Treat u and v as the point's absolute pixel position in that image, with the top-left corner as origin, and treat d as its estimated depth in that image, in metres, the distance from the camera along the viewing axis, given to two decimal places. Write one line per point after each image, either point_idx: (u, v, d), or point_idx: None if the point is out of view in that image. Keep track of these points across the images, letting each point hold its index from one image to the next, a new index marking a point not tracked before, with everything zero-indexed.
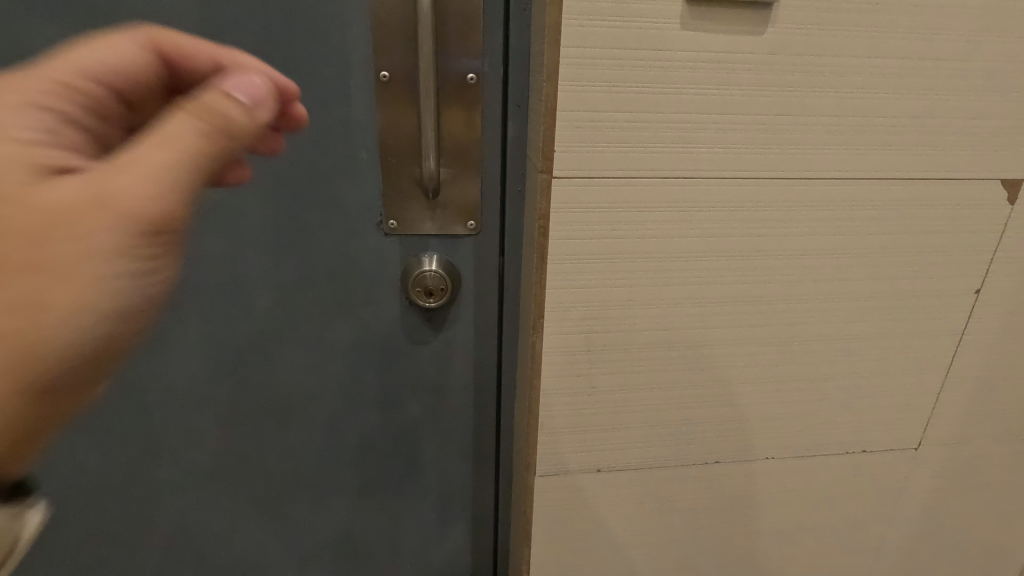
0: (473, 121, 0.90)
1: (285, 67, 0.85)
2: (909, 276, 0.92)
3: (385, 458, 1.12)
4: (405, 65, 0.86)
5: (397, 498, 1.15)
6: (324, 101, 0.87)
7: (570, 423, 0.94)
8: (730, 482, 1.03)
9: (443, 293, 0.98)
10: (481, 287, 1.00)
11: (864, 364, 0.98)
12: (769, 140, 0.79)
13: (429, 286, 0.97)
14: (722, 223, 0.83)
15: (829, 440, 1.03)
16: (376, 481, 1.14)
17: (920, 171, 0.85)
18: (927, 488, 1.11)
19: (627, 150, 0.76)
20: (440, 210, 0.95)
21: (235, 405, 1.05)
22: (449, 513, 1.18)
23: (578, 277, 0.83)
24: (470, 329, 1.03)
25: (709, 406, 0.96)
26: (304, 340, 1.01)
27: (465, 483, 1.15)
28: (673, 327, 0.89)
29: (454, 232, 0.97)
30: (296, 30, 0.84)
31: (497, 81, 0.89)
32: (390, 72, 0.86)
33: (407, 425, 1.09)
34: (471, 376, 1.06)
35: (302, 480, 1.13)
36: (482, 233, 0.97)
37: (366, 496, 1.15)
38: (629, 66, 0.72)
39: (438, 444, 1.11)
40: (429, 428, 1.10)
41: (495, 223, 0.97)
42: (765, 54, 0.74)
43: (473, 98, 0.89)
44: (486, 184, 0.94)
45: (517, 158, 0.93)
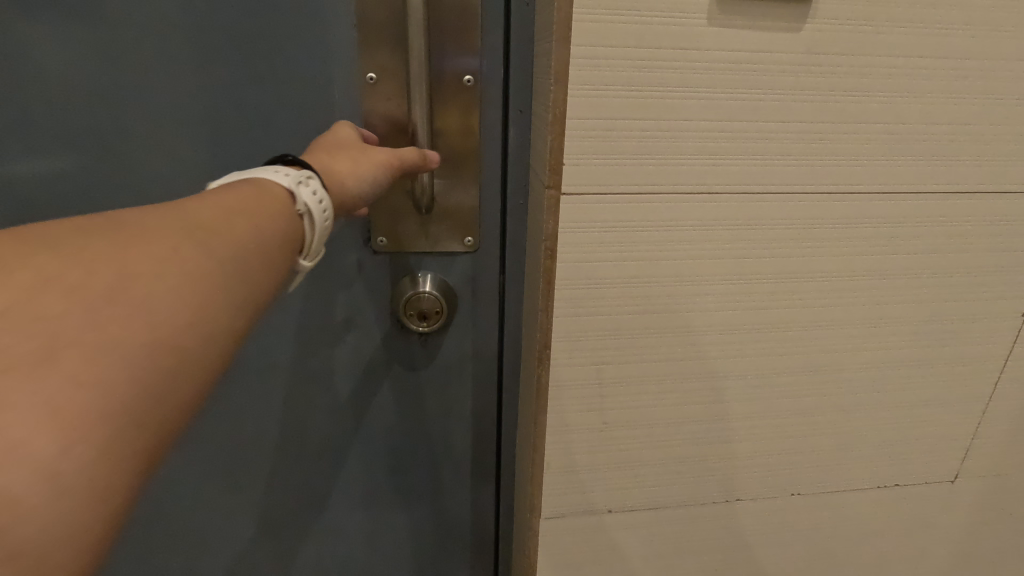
0: (471, 127, 0.81)
1: (266, 66, 0.76)
2: (951, 298, 0.84)
3: (376, 494, 1.02)
4: (395, 65, 0.77)
5: (390, 537, 1.06)
6: (312, 101, 0.78)
7: (579, 461, 0.85)
8: (752, 521, 0.95)
9: (437, 316, 0.88)
10: (479, 308, 0.91)
11: (900, 392, 0.90)
12: (803, 150, 0.70)
13: (423, 309, 0.87)
14: (749, 243, 0.74)
15: (859, 474, 0.95)
16: (366, 521, 1.04)
17: (967, 183, 0.76)
18: (959, 523, 1.03)
19: (645, 162, 0.67)
20: (434, 225, 0.86)
21: (217, 438, 0.95)
22: (446, 552, 1.08)
23: (589, 302, 0.74)
24: (467, 354, 0.94)
25: (731, 440, 0.88)
26: (290, 367, 0.91)
27: (464, 521, 1.05)
28: (692, 357, 0.80)
29: (450, 250, 0.88)
30: (279, 24, 0.75)
31: (497, 83, 0.80)
32: (378, 73, 0.77)
33: (400, 460, 0.99)
34: (470, 405, 0.97)
35: (292, 520, 1.02)
36: (481, 250, 0.88)
37: (356, 536, 1.05)
38: (648, 67, 0.63)
39: (434, 479, 1.02)
40: (424, 462, 1.00)
41: (494, 239, 0.88)
42: (802, 53, 0.65)
43: (471, 101, 0.80)
44: (485, 197, 0.86)
45: (520, 168, 0.84)
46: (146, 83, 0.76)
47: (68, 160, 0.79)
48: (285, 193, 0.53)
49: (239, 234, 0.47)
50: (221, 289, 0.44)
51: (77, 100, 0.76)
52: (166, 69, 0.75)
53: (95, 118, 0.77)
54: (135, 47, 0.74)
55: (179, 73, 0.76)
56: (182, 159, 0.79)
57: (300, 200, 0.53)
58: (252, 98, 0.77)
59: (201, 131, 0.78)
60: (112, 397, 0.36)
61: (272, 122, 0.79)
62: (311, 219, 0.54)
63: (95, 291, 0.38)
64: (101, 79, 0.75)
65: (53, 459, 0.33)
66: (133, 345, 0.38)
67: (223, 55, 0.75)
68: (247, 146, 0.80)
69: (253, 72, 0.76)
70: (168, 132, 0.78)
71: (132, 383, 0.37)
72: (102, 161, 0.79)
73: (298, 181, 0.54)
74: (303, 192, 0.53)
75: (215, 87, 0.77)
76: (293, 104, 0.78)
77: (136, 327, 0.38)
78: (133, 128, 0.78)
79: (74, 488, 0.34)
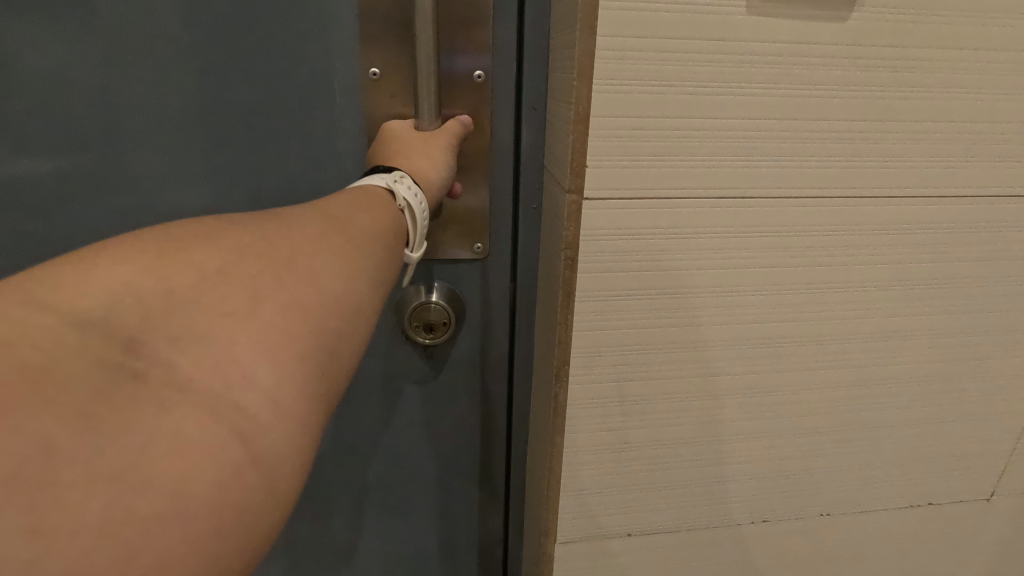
0: (480, 126, 0.76)
1: (266, 60, 0.70)
2: (996, 307, 0.78)
3: (379, 517, 0.96)
4: (399, 60, 0.72)
5: (396, 559, 1.00)
6: (313, 101, 0.73)
7: (598, 482, 0.79)
8: (779, 542, 0.90)
9: (445, 328, 0.83)
10: (489, 319, 0.86)
11: (938, 407, 0.84)
12: (845, 150, 0.65)
13: (430, 320, 0.82)
14: (785, 250, 0.68)
15: (893, 493, 0.90)
16: (369, 546, 0.98)
17: (1016, 186, 0.71)
18: (996, 541, 0.98)
19: (674, 164, 0.62)
20: (441, 232, 0.80)
21: None
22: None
23: (612, 315, 0.68)
24: (476, 369, 0.88)
25: (760, 459, 0.82)
26: None
27: (473, 542, 1.00)
28: (720, 372, 0.75)
29: (458, 257, 0.82)
30: (279, 14, 0.69)
31: (508, 78, 0.74)
32: (380, 68, 0.72)
33: (405, 481, 0.93)
34: (479, 422, 0.91)
35: (293, 545, 0.96)
36: (491, 258, 0.83)
37: (359, 560, 0.99)
38: (680, 60, 0.58)
39: (441, 499, 0.96)
40: (431, 482, 0.94)
41: (505, 246, 0.82)
42: (846, 45, 0.60)
43: (481, 99, 0.74)
44: (496, 201, 0.80)
45: (533, 169, 0.78)
46: (143, 83, 0.70)
47: (61, 168, 0.73)
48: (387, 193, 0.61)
49: (360, 228, 0.52)
50: (355, 265, 0.49)
51: (63, 100, 0.70)
52: (169, 62, 0.70)
53: (84, 120, 0.71)
54: (129, 39, 0.68)
55: (174, 68, 0.70)
56: (185, 163, 0.74)
57: (399, 195, 0.61)
58: (254, 93, 0.72)
59: (201, 132, 0.73)
60: (302, 362, 0.41)
61: (275, 119, 0.73)
62: (410, 211, 0.61)
63: (268, 275, 0.43)
64: (89, 75, 0.69)
65: (262, 415, 0.38)
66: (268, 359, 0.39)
67: (222, 49, 0.70)
68: (255, 148, 0.74)
69: (252, 66, 0.71)
70: (164, 133, 0.72)
71: (307, 343, 0.42)
72: (94, 166, 0.73)
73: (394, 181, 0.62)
74: (400, 188, 0.61)
75: (213, 83, 0.71)
76: (302, 101, 0.73)
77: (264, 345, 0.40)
78: (125, 129, 0.72)
79: (276, 432, 0.38)
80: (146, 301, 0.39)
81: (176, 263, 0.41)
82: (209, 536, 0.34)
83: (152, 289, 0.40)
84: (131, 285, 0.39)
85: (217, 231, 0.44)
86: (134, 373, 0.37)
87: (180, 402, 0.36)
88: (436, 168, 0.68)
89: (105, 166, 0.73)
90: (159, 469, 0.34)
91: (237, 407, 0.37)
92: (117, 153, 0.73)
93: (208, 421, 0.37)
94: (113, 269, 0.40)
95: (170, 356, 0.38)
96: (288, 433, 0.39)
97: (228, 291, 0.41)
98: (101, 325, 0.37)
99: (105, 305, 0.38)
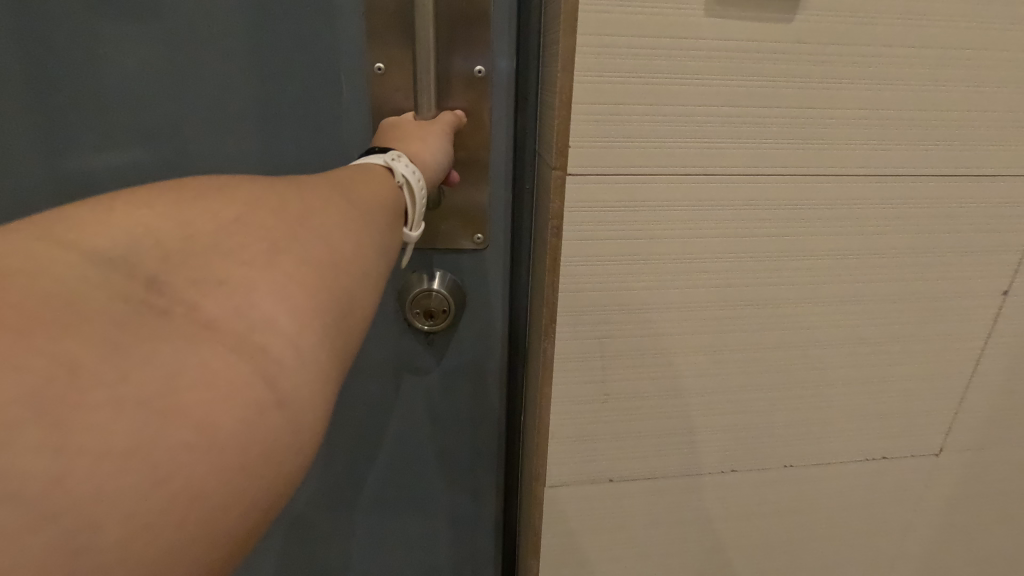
0: (479, 121, 0.85)
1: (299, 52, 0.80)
2: (935, 277, 0.88)
3: (395, 474, 1.06)
4: (405, 58, 0.80)
5: (410, 514, 1.10)
6: (331, 84, 0.82)
7: (583, 431, 0.89)
8: (747, 490, 1.00)
9: (444, 315, 0.93)
10: (488, 296, 0.96)
11: (887, 368, 0.94)
12: (794, 133, 0.74)
13: (430, 307, 0.92)
14: (744, 222, 0.78)
15: (849, 447, 1.00)
16: (371, 499, 1.08)
17: (950, 166, 0.81)
18: (945, 495, 1.08)
19: (646, 145, 0.72)
20: (444, 221, 0.90)
21: None
22: (462, 529, 1.13)
23: (593, 278, 0.78)
24: (479, 342, 0.98)
25: (728, 412, 0.92)
26: None
27: (480, 497, 1.10)
28: (689, 332, 0.85)
29: (460, 244, 0.92)
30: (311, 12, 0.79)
31: (504, 76, 0.84)
32: (388, 65, 0.81)
33: (406, 442, 1.03)
34: (483, 389, 1.01)
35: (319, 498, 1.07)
36: (490, 244, 0.93)
37: (378, 514, 1.09)
38: (650, 55, 0.67)
39: (450, 458, 1.06)
40: (441, 442, 1.04)
41: (502, 232, 0.92)
42: (792, 43, 0.70)
43: (479, 95, 0.84)
44: (494, 192, 0.90)
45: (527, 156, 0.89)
46: (187, 75, 0.80)
47: (113, 161, 0.83)
48: (388, 171, 0.62)
49: (368, 196, 0.54)
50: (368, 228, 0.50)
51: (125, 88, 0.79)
52: (216, 54, 0.79)
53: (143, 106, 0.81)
54: (182, 36, 0.78)
55: (221, 60, 0.79)
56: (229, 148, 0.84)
57: (398, 173, 0.62)
58: (290, 81, 0.81)
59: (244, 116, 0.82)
60: (322, 315, 0.41)
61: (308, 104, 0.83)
62: (410, 188, 0.63)
63: (286, 231, 0.43)
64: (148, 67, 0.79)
65: (283, 359, 0.38)
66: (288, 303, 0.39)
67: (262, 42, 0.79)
68: (285, 129, 0.84)
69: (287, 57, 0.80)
70: (214, 117, 0.82)
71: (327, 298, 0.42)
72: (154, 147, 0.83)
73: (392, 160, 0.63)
74: (398, 166, 0.63)
75: (255, 73, 0.80)
76: (321, 86, 0.82)
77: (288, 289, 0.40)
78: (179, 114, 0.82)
79: (301, 380, 0.38)
80: (165, 245, 0.39)
81: (194, 210, 0.41)
82: (234, 473, 0.34)
83: (172, 233, 0.40)
84: (150, 226, 0.39)
85: (230, 188, 0.44)
86: (156, 307, 0.36)
87: (204, 338, 0.36)
88: (432, 154, 0.72)
89: (161, 155, 0.84)
90: (183, 401, 0.34)
91: (261, 349, 0.37)
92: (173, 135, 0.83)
93: (231, 357, 0.36)
94: (133, 213, 0.40)
95: (195, 296, 0.37)
96: (309, 378, 0.39)
97: (247, 238, 0.41)
98: (121, 263, 0.37)
99: (125, 247, 0.38)
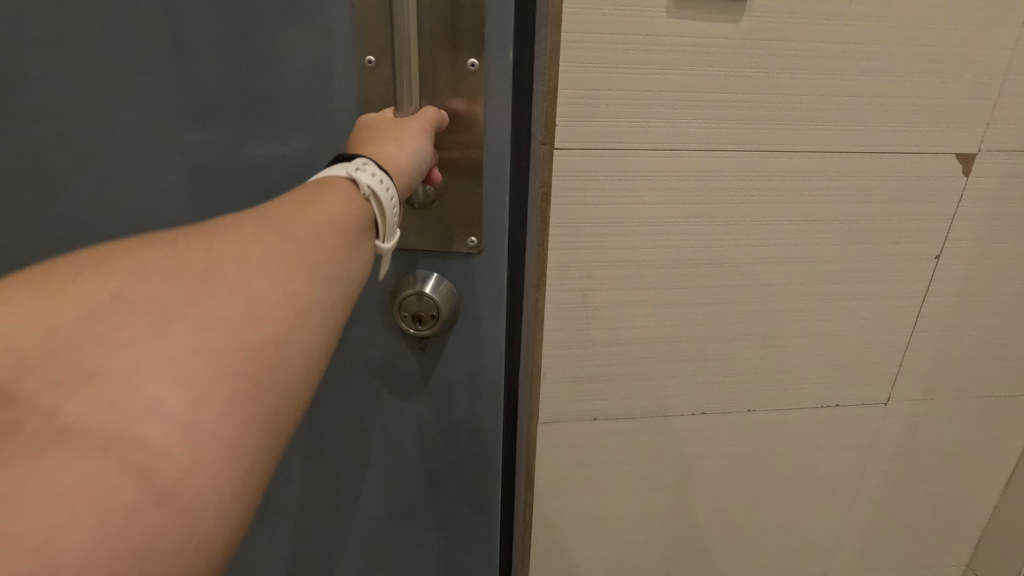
0: (474, 118, 0.80)
1: (266, 75, 0.76)
2: (876, 241, 1.02)
3: (398, 480, 1.05)
4: (391, 48, 0.74)
5: (417, 520, 1.10)
6: (305, 110, 0.78)
7: (570, 373, 1.04)
8: (716, 431, 1.14)
9: (432, 320, 0.89)
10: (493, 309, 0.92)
11: (838, 323, 1.08)
12: (746, 115, 0.89)
13: (418, 311, 0.89)
14: (706, 190, 0.93)
15: (806, 395, 1.14)
16: (371, 496, 1.07)
17: (882, 145, 0.95)
18: (895, 441, 1.22)
19: (620, 124, 0.86)
20: (436, 220, 0.87)
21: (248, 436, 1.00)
22: (469, 532, 1.12)
23: (578, 238, 0.93)
24: (475, 349, 0.95)
25: (696, 359, 1.07)
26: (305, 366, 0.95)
27: (485, 503, 1.09)
28: (661, 286, 0.99)
29: (456, 248, 0.88)
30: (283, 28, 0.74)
31: (501, 69, 0.78)
32: (376, 55, 0.75)
33: (395, 447, 1.02)
34: (477, 401, 0.99)
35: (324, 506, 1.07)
36: (484, 251, 0.89)
37: (383, 520, 1.10)
38: (621, 48, 0.82)
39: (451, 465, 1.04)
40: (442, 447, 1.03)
41: (498, 237, 0.89)
42: (741, 39, 0.84)
43: (474, 90, 0.79)
44: (488, 193, 0.85)
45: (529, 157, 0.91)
46: (106, 115, 0.77)
47: (82, 187, 0.81)
48: (349, 185, 0.60)
49: (303, 225, 0.52)
50: (288, 270, 0.49)
51: (89, 109, 0.77)
52: (179, 77, 0.75)
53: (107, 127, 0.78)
54: (141, 54, 0.74)
55: (183, 83, 0.76)
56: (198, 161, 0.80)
57: (363, 185, 0.60)
58: (261, 108, 0.77)
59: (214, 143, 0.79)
60: (216, 382, 0.42)
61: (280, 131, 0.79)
62: (377, 198, 0.61)
63: (182, 295, 0.43)
64: (110, 88, 0.76)
65: (168, 450, 0.39)
66: (173, 383, 0.40)
67: (224, 64, 0.75)
68: (234, 122, 0.78)
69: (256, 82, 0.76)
70: (181, 140, 0.79)
71: (227, 369, 0.42)
72: (121, 173, 0.80)
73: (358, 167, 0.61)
74: (363, 175, 0.60)
75: (220, 99, 0.77)
76: (219, 56, 0.75)
77: (172, 369, 0.40)
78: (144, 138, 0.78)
79: (181, 473, 0.39)
80: (34, 346, 0.40)
81: (64, 298, 0.41)
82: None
83: (33, 335, 0.40)
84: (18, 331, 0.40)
85: (124, 258, 0.45)
86: (10, 420, 0.37)
87: (62, 447, 0.36)
88: (410, 154, 0.68)
89: (153, 207, 0.82)
90: (22, 520, 0.33)
91: (135, 442, 0.38)
92: (141, 160, 0.80)
93: (100, 459, 0.37)
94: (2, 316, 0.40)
95: (58, 400, 0.38)
96: (195, 464, 0.40)
97: (153, 286, 0.43)
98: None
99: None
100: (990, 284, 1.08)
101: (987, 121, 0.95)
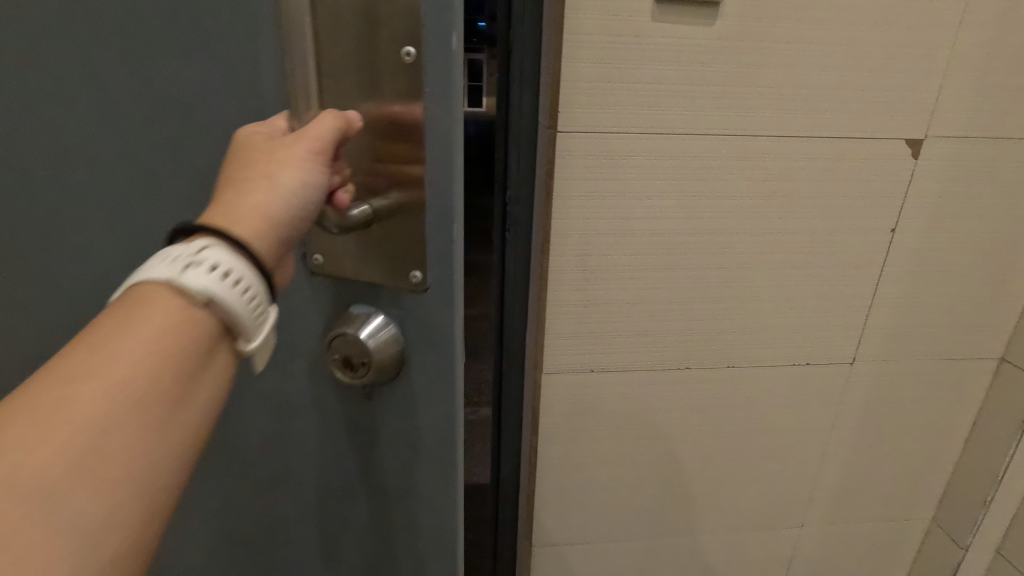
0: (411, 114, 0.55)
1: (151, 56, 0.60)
2: (838, 216, 1.17)
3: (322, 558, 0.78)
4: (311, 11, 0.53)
5: None
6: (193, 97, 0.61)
7: (570, 329, 1.20)
8: (699, 385, 1.30)
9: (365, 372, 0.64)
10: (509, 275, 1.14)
11: (806, 289, 1.23)
12: (721, 104, 1.04)
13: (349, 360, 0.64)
14: (686, 169, 1.08)
15: (779, 354, 1.29)
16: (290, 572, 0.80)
17: (841, 130, 1.10)
18: (861, 399, 1.37)
19: (613, 111, 1.02)
20: (377, 250, 0.62)
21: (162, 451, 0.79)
22: None
23: (577, 209, 1.09)
24: (421, 420, 0.67)
25: (680, 319, 1.22)
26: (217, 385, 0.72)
27: None
28: (649, 253, 1.15)
29: (401, 285, 0.62)
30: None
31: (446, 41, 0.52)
32: (300, 27, 0.54)
33: (322, 515, 0.76)
34: (424, 483, 0.71)
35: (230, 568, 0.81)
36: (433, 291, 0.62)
37: None
38: (614, 47, 0.98)
39: (389, 554, 0.76)
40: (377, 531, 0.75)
41: (451, 277, 0.61)
42: (715, 39, 0.99)
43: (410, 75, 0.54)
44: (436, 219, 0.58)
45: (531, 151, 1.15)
46: None
47: None
48: (175, 293, 0.43)
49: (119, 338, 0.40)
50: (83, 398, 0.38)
51: None
52: (47, 51, 0.61)
53: None
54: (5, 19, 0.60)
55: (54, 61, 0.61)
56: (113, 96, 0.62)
57: (194, 292, 0.43)
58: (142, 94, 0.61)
59: (84, 136, 0.64)
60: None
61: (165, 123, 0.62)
62: (220, 298, 0.44)
63: None
64: None
65: None
66: None
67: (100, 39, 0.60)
68: (89, 88, 0.62)
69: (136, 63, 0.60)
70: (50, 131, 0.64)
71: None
72: None
73: (184, 262, 0.44)
74: (190, 276, 0.43)
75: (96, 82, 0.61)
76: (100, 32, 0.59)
77: None
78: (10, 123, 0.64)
79: None
80: None
81: None
82: None
83: None
84: None
85: None
86: None
87: None
88: (282, 189, 0.50)
89: (110, 221, 0.67)
90: None
91: None
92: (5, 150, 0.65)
93: None
94: None
95: None
96: None
97: None
98: None
99: None
100: (941, 255, 1.23)
101: (931, 110, 1.10)
